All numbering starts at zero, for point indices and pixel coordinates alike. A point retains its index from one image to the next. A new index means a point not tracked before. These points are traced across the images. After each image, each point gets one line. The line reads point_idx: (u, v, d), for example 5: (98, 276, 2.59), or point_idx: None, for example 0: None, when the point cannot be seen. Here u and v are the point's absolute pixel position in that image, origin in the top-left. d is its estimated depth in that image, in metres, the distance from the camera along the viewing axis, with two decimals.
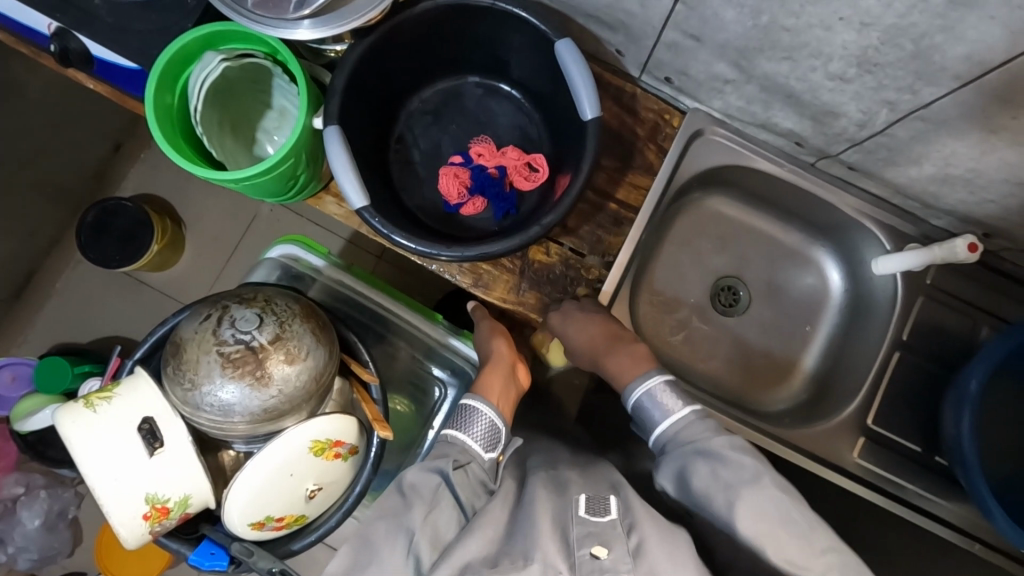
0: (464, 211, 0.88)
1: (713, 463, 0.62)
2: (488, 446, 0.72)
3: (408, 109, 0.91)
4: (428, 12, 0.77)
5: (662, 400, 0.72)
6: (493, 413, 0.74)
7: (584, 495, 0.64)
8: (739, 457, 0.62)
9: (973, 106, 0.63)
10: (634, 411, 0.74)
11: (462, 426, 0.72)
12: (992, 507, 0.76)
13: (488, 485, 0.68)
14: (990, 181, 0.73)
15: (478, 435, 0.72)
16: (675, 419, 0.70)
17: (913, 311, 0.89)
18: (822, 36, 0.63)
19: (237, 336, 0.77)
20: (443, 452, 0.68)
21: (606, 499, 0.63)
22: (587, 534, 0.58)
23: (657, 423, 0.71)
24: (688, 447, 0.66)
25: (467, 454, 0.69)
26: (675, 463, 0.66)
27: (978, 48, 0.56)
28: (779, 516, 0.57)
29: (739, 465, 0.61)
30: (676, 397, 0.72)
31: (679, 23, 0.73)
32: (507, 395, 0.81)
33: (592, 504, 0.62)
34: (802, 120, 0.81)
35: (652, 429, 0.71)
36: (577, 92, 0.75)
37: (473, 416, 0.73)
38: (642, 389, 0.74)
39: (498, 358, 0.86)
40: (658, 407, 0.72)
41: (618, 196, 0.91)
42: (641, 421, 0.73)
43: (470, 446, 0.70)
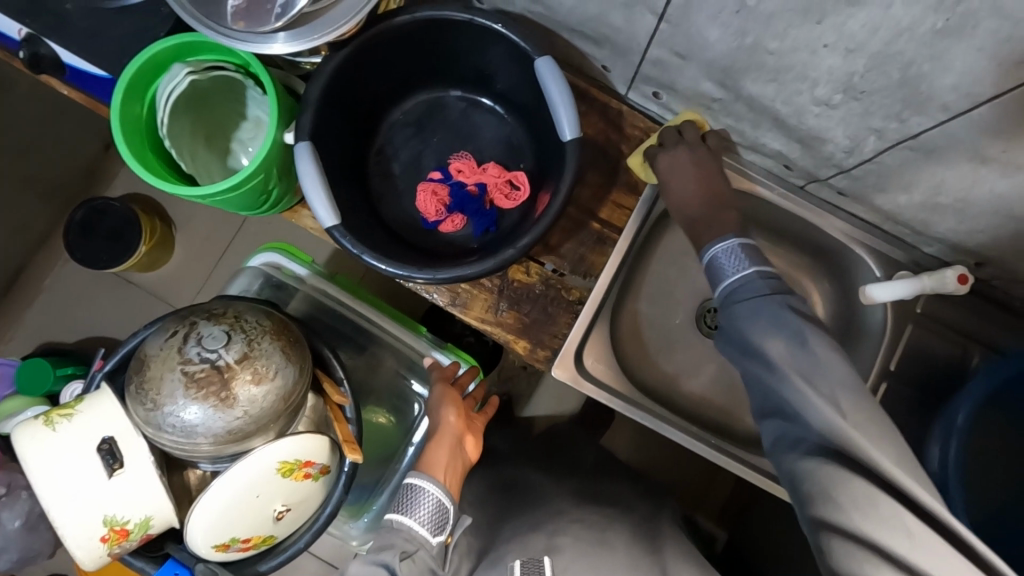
0: (443, 228, 0.86)
1: (769, 318, 0.58)
2: (436, 529, 0.69)
3: (388, 120, 0.89)
4: (404, 25, 0.75)
5: (735, 257, 0.64)
6: (440, 490, 0.71)
7: (521, 561, 0.67)
8: (799, 320, 0.57)
9: (962, 137, 0.60)
10: (704, 266, 0.67)
11: (407, 508, 0.69)
12: None
13: (437, 573, 0.67)
14: (982, 212, 0.71)
15: (424, 516, 0.69)
16: (742, 275, 0.63)
17: (902, 340, 0.86)
18: (807, 60, 0.61)
19: (203, 354, 0.75)
20: (388, 543, 0.65)
21: (541, 562, 0.67)
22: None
23: (725, 277, 0.64)
24: (754, 301, 0.60)
25: (415, 541, 0.66)
26: (730, 316, 0.61)
27: (966, 79, 0.53)
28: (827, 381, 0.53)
29: (795, 329, 0.56)
30: (752, 254, 0.64)
31: (664, 41, 0.71)
32: (456, 467, 0.78)
33: (528, 573, 0.65)
34: (790, 143, 0.78)
35: (718, 281, 0.65)
36: (557, 112, 0.72)
37: (418, 496, 0.70)
38: (721, 244, 0.65)
39: (444, 430, 0.82)
40: (731, 262, 0.64)
41: (601, 215, 0.89)
42: (710, 273, 0.66)
43: (417, 530, 0.67)
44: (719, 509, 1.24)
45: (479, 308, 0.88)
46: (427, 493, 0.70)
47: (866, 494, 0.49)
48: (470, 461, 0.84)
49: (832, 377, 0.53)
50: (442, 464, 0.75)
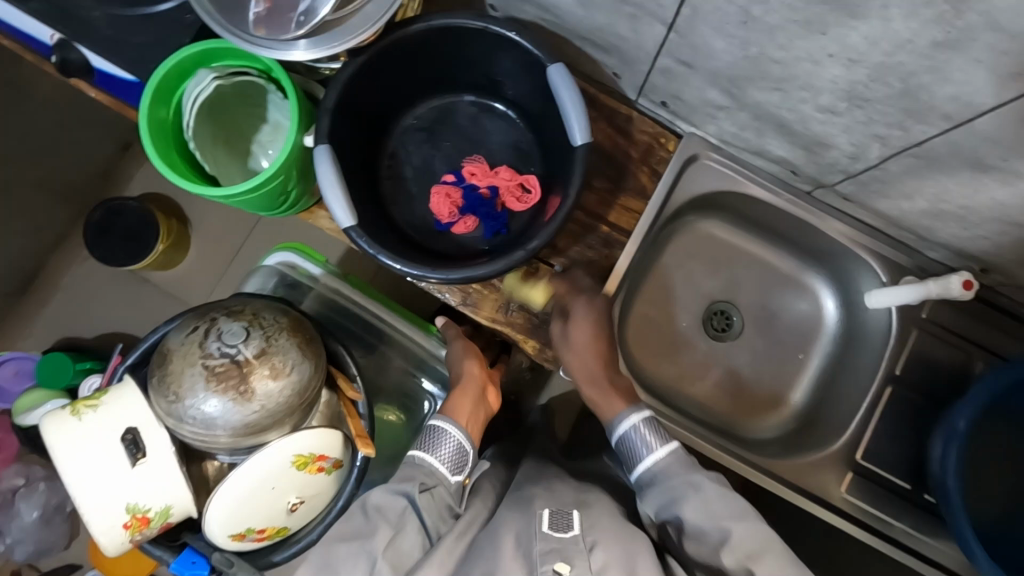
0: (455, 229, 0.88)
1: (707, 500, 0.67)
2: (454, 469, 0.75)
3: (402, 125, 0.91)
4: (420, 33, 0.77)
5: (648, 434, 0.75)
6: (461, 434, 0.77)
7: (548, 510, 0.69)
8: (732, 495, 0.68)
9: (963, 146, 0.61)
10: (617, 443, 0.77)
11: (430, 447, 0.75)
12: (976, 550, 0.74)
13: (454, 509, 0.73)
14: (984, 219, 0.72)
15: (445, 456, 0.75)
16: (658, 454, 0.73)
17: (906, 345, 0.87)
18: (812, 70, 0.62)
19: (223, 349, 0.77)
20: (410, 475, 0.72)
21: (568, 514, 0.68)
22: (549, 551, 0.62)
23: (642, 459, 0.74)
24: (682, 480, 0.70)
25: (434, 477, 0.73)
26: (669, 502, 0.70)
27: (966, 90, 0.55)
28: (772, 551, 0.64)
29: (736, 506, 0.67)
30: (656, 430, 0.75)
31: (672, 50, 0.73)
32: (478, 416, 0.83)
33: (554, 520, 0.66)
34: (795, 150, 0.80)
35: (636, 461, 0.75)
36: (567, 117, 0.74)
37: (440, 437, 0.76)
38: (629, 423, 0.75)
39: (467, 381, 0.87)
40: (645, 444, 0.74)
41: (609, 218, 0.90)
42: (625, 453, 0.76)
43: (437, 468, 0.74)
44: None
45: (489, 308, 0.90)
46: (452, 433, 0.76)
47: None
48: (491, 411, 0.89)
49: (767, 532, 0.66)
50: (466, 411, 0.81)
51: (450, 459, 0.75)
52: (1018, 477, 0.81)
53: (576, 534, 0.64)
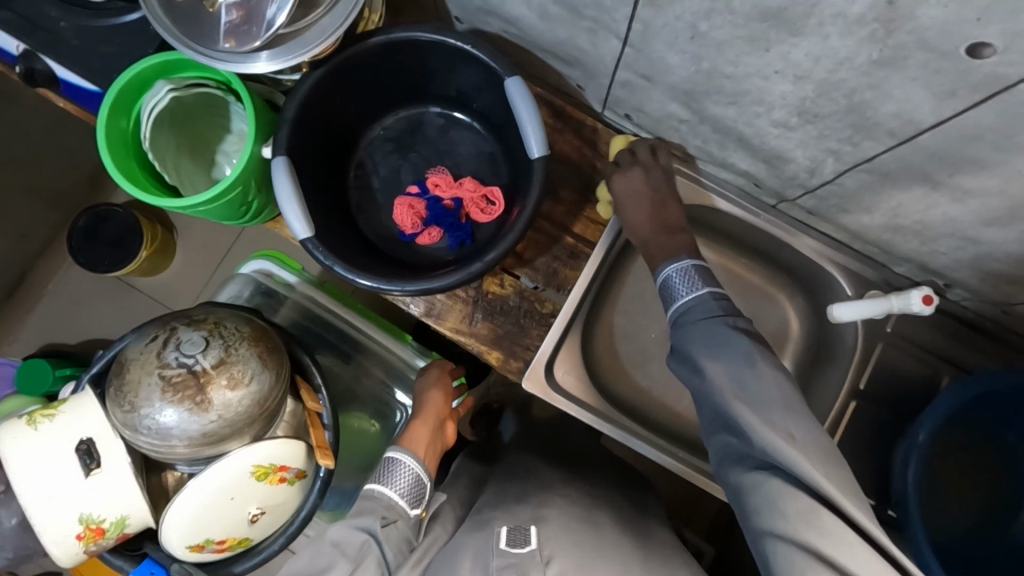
0: (420, 240, 0.88)
1: (716, 341, 0.62)
2: (413, 501, 0.75)
3: (369, 136, 0.91)
4: (378, 46, 0.77)
5: (691, 278, 0.70)
6: (417, 464, 0.76)
7: (506, 526, 0.72)
8: (745, 337, 0.62)
9: (911, 162, 0.61)
10: (659, 284, 0.74)
11: (386, 479, 0.75)
12: (932, 568, 0.73)
13: (411, 542, 0.73)
14: (941, 235, 0.71)
15: (403, 489, 0.75)
16: (699, 295, 0.68)
17: (871, 360, 0.87)
18: (762, 85, 0.62)
19: (181, 359, 0.77)
20: (369, 509, 0.71)
21: (525, 529, 0.71)
22: (506, 565, 0.66)
23: (678, 297, 0.70)
24: (704, 322, 0.65)
25: (394, 510, 0.73)
26: (680, 337, 0.66)
27: (907, 107, 0.54)
28: (761, 397, 0.57)
29: (739, 344, 0.61)
30: (704, 275, 0.70)
31: (629, 64, 0.73)
32: (433, 448, 0.83)
33: (511, 536, 0.70)
34: (757, 163, 0.80)
35: (673, 302, 0.71)
36: (524, 131, 0.74)
37: (396, 468, 0.76)
38: (674, 264, 0.72)
39: (431, 409, 0.87)
40: (685, 284, 0.70)
41: (575, 230, 0.90)
42: (666, 296, 0.72)
43: (396, 501, 0.73)
44: (706, 524, 1.24)
45: (456, 317, 0.90)
46: (412, 466, 0.76)
47: (806, 505, 0.51)
48: (447, 442, 0.88)
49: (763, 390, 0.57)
50: (423, 441, 0.81)
51: (408, 493, 0.75)
52: (979, 490, 0.81)
53: (532, 548, 0.68)
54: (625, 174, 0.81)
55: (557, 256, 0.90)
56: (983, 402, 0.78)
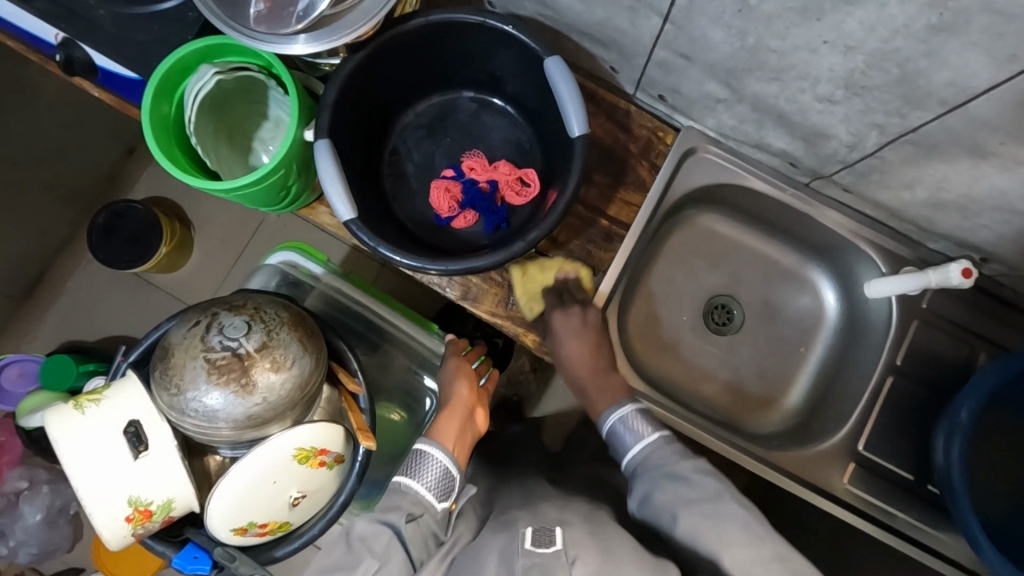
0: (455, 224, 0.88)
1: (679, 486, 0.68)
2: (441, 495, 0.74)
3: (403, 121, 0.92)
4: (418, 29, 0.78)
5: (636, 423, 0.76)
6: (446, 458, 0.75)
7: (531, 527, 0.69)
8: (705, 477, 0.68)
9: (960, 131, 0.61)
10: (607, 435, 0.79)
11: (414, 473, 0.74)
12: (982, 546, 0.73)
13: (440, 536, 0.72)
14: (984, 208, 0.71)
15: (431, 482, 0.73)
16: (648, 442, 0.74)
17: (907, 336, 0.88)
18: (808, 59, 0.63)
19: (225, 343, 0.78)
20: (395, 504, 0.71)
21: (552, 530, 0.68)
22: (530, 566, 0.63)
23: (629, 447, 0.75)
24: (663, 469, 0.71)
25: (421, 505, 0.71)
26: (644, 492, 0.71)
27: (962, 74, 0.55)
28: (733, 525, 0.62)
29: (705, 487, 0.66)
30: (647, 420, 0.76)
31: (669, 43, 0.74)
32: (464, 441, 0.80)
33: (537, 537, 0.66)
34: (793, 141, 0.80)
35: (624, 452, 0.76)
36: (566, 110, 0.75)
37: (425, 461, 0.74)
38: (617, 414, 0.77)
39: (457, 400, 0.84)
40: (631, 432, 0.76)
41: (609, 212, 0.91)
42: (615, 445, 0.77)
43: (424, 496, 0.72)
44: None
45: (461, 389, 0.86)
46: (438, 459, 0.74)
47: None
48: (480, 432, 0.85)
49: (732, 522, 0.62)
50: (452, 433, 0.78)
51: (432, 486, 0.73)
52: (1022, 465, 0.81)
53: (559, 549, 0.64)
54: (563, 315, 0.84)
55: (590, 239, 0.91)
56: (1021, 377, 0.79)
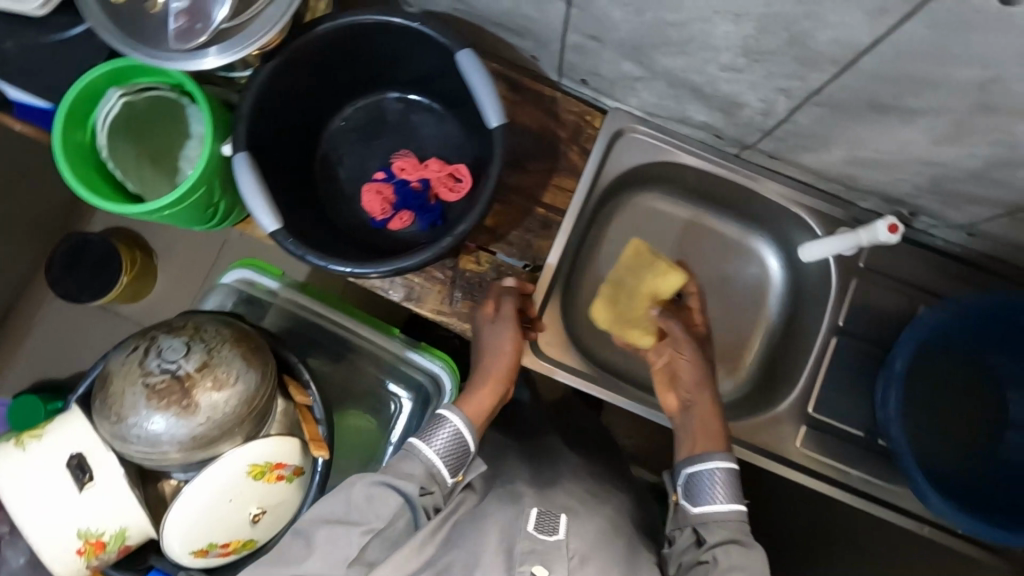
0: (391, 225, 0.88)
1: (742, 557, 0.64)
2: (453, 469, 0.69)
3: (331, 129, 0.91)
4: (329, 33, 0.77)
5: (718, 485, 0.70)
6: (460, 422, 0.70)
7: (537, 509, 0.70)
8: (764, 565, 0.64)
9: (858, 88, 0.61)
10: (685, 479, 0.72)
11: (427, 435, 0.68)
12: (929, 496, 0.74)
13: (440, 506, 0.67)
14: (900, 163, 0.71)
15: (444, 451, 0.68)
16: (721, 509, 0.68)
17: (847, 296, 0.89)
18: (705, 29, 0.63)
19: (164, 366, 0.78)
20: (409, 471, 0.65)
21: (557, 517, 0.69)
22: (528, 552, 0.64)
23: (702, 501, 0.70)
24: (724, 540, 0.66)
25: (436, 478, 0.67)
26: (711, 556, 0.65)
27: (845, 32, 0.54)
28: None
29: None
30: (733, 490, 0.70)
31: (577, 25, 0.74)
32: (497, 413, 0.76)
33: (541, 522, 0.67)
34: (713, 113, 0.80)
35: (695, 501, 0.70)
36: (481, 102, 0.74)
37: (438, 425, 0.69)
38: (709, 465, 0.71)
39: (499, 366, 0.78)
40: (710, 490, 0.70)
41: (545, 200, 0.91)
42: (689, 489, 0.71)
43: (438, 466, 0.67)
44: None
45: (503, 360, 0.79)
46: (452, 426, 0.69)
47: None
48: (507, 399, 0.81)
49: None
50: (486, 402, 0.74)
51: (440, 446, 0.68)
52: (956, 407, 0.84)
53: (559, 538, 0.66)
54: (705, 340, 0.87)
55: (529, 229, 0.91)
56: (955, 327, 0.79)
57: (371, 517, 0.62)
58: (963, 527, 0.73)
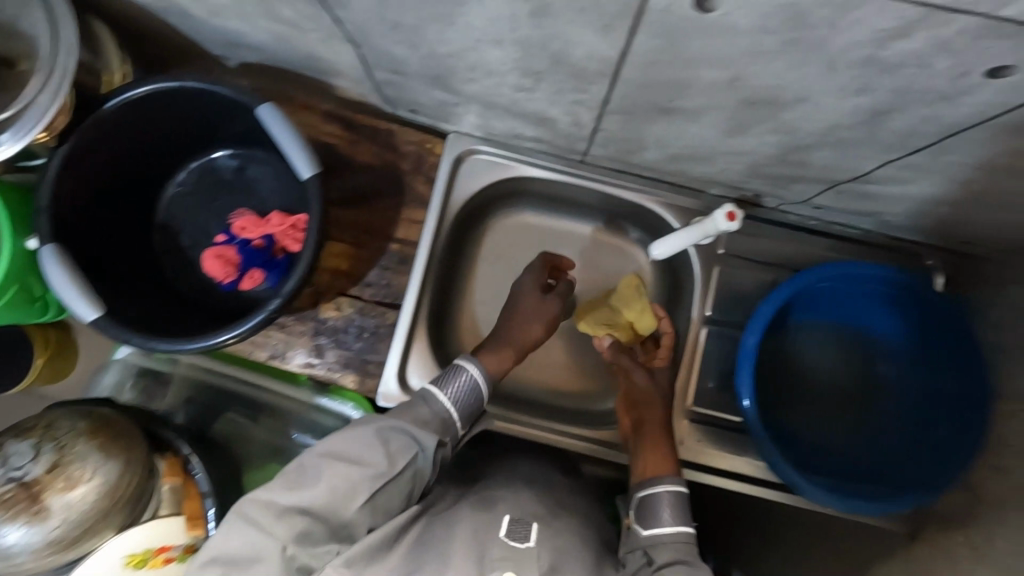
0: (243, 285, 0.86)
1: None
2: (463, 420, 0.74)
3: (167, 196, 0.89)
4: (124, 108, 0.74)
5: (665, 508, 0.70)
6: (479, 374, 0.75)
7: (510, 515, 0.66)
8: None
9: (635, 95, 0.60)
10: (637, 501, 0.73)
11: (445, 384, 0.73)
12: (800, 483, 0.72)
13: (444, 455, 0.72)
14: (714, 156, 0.70)
15: (461, 401, 0.73)
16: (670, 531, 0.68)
17: (711, 284, 0.89)
18: (479, 57, 0.62)
19: (10, 473, 0.75)
20: (426, 415, 0.70)
21: (528, 524, 0.65)
22: (502, 557, 0.60)
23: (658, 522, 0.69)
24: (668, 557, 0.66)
25: (448, 425, 0.71)
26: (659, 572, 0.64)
27: (592, 48, 0.53)
28: None
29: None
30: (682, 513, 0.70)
31: (374, 63, 0.72)
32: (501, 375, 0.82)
33: (513, 528, 0.64)
34: (536, 128, 0.79)
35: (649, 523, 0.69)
36: (288, 154, 0.72)
37: (457, 376, 0.74)
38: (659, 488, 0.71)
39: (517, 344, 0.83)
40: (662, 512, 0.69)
41: (398, 235, 0.90)
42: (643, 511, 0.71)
43: (449, 411, 0.72)
44: None
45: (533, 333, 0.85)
46: (475, 384, 0.74)
47: None
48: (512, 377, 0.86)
49: None
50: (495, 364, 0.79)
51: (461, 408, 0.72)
52: (817, 380, 0.84)
53: (531, 546, 0.62)
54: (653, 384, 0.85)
55: (386, 266, 0.90)
56: (794, 299, 0.81)
57: (382, 463, 0.63)
58: (829, 503, 0.72)
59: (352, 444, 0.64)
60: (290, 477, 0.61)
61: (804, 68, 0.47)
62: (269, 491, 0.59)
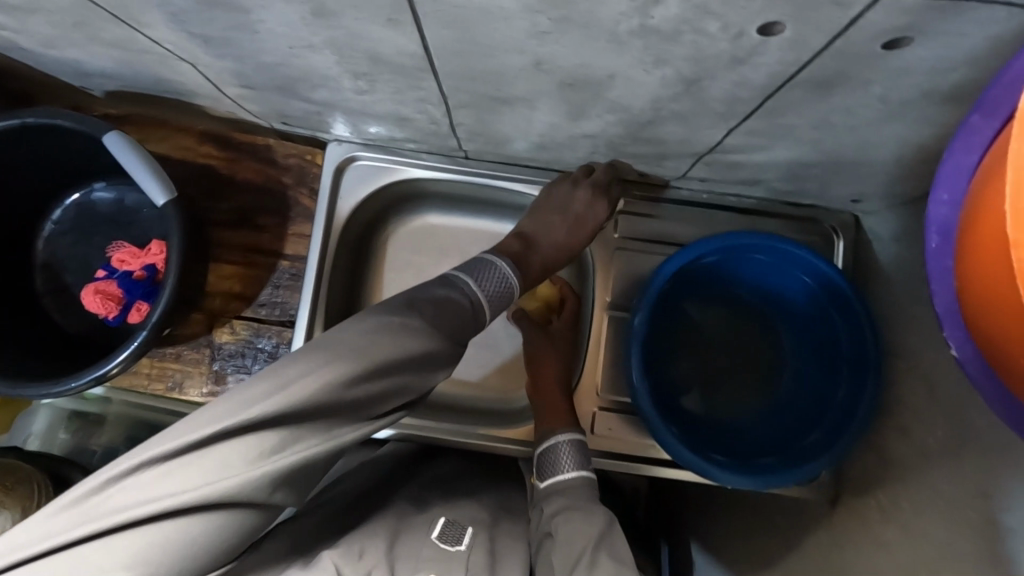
0: (131, 319, 0.84)
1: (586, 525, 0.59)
2: (497, 308, 0.68)
3: (44, 235, 0.86)
4: None
5: (564, 455, 0.70)
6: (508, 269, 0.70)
7: (446, 520, 0.62)
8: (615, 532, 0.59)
9: (465, 88, 0.58)
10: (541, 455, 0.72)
11: (479, 271, 0.67)
12: (698, 463, 0.70)
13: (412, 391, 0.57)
14: (573, 141, 0.69)
15: (493, 289, 0.67)
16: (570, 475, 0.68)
17: (611, 267, 0.86)
18: (304, 63, 0.59)
19: None
20: (455, 293, 0.63)
21: (463, 526, 0.61)
22: (429, 557, 0.55)
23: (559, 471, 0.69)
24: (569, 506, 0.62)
25: (480, 307, 0.65)
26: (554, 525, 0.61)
27: (396, 45, 0.51)
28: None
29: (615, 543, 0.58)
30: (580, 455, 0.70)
31: (220, 79, 0.70)
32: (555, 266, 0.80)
33: (446, 532, 0.59)
34: (404, 130, 0.77)
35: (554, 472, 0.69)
36: (141, 181, 0.71)
37: (489, 268, 0.68)
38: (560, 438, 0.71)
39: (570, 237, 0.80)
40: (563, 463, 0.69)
41: (287, 251, 0.88)
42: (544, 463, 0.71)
43: (481, 296, 0.65)
44: None
45: (560, 238, 0.79)
46: (507, 281, 0.69)
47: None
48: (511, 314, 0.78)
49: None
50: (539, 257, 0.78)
51: (450, 318, 0.61)
52: (714, 358, 0.84)
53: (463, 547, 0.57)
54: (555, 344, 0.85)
55: (277, 283, 0.88)
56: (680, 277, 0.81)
57: (393, 366, 0.53)
58: (727, 482, 0.71)
59: (365, 343, 0.52)
60: (311, 366, 0.47)
61: (595, 44, 0.45)
62: (299, 383, 0.45)
